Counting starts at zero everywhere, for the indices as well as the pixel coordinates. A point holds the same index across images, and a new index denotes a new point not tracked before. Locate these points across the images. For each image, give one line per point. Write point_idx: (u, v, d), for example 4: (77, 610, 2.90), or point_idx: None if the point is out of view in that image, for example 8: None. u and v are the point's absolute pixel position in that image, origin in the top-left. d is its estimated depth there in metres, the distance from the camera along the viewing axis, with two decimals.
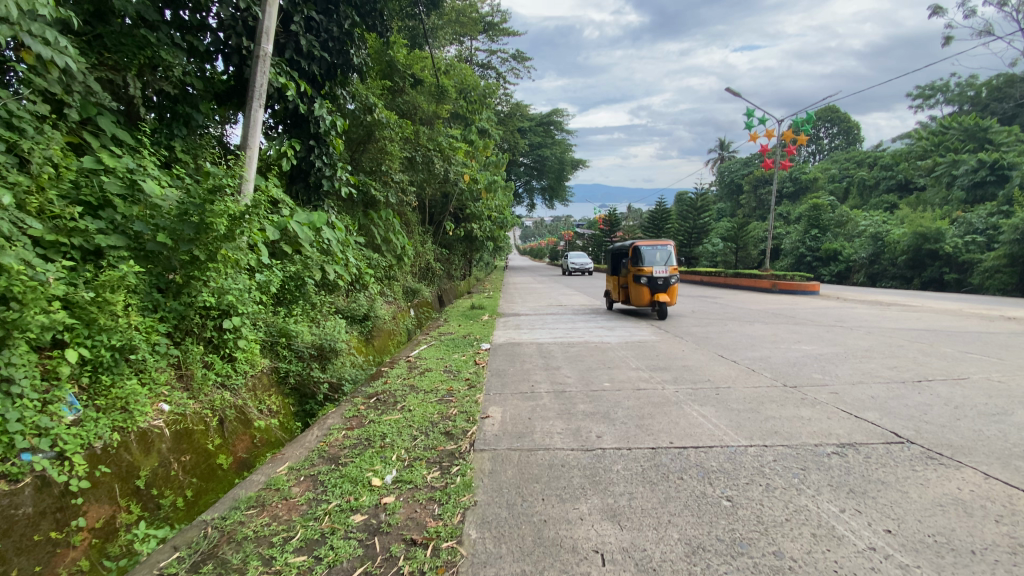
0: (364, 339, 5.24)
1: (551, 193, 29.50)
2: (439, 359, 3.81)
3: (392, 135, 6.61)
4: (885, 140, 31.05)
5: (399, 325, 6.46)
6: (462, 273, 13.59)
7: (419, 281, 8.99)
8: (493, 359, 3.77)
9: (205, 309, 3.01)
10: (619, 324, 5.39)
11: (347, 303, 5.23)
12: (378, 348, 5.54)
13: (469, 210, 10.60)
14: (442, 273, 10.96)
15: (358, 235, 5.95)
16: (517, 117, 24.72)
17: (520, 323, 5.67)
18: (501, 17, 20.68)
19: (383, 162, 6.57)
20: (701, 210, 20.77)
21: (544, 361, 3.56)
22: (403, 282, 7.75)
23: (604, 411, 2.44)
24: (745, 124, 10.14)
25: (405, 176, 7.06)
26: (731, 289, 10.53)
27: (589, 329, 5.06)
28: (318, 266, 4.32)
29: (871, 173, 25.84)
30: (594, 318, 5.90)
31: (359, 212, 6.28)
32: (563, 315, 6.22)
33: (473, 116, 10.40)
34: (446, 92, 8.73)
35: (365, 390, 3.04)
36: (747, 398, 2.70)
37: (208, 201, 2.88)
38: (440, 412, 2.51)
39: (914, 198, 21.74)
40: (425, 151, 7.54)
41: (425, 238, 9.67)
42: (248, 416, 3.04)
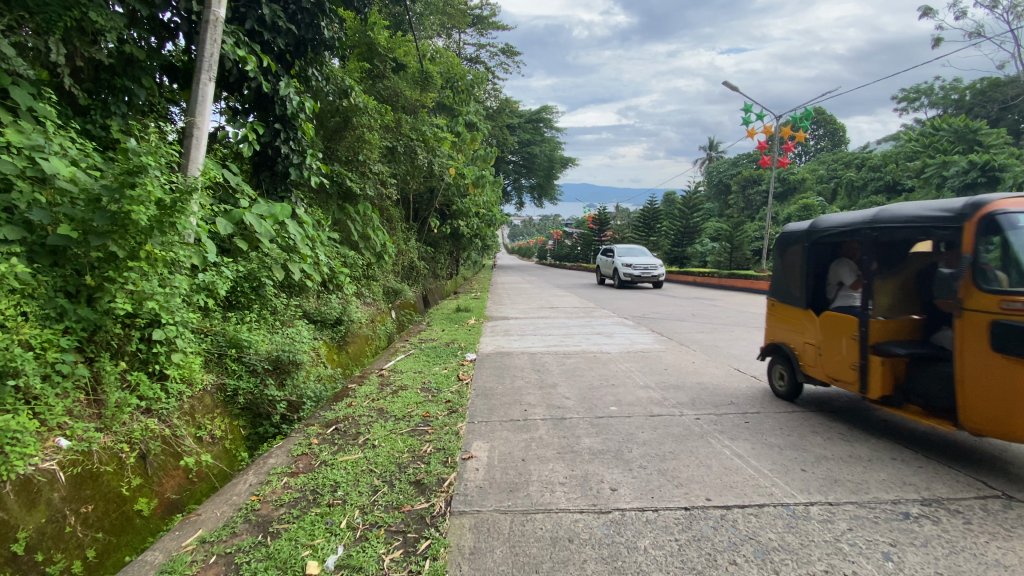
0: (335, 346, 4.73)
1: (540, 191, 29.05)
2: (416, 372, 3.30)
3: (370, 122, 6.08)
4: (872, 142, 31.18)
5: (377, 330, 5.94)
6: (448, 271, 13.06)
7: (401, 280, 8.45)
8: (479, 373, 3.27)
9: (128, 319, 2.46)
10: (617, 329, 4.93)
11: (317, 305, 4.71)
12: (351, 356, 5.01)
13: (456, 206, 10.08)
14: (426, 272, 10.41)
15: (330, 231, 5.41)
16: (506, 113, 24.20)
17: (508, 328, 5.18)
18: (489, 10, 20.14)
19: (361, 151, 6.02)
20: (693, 209, 20.46)
21: (537, 376, 3.08)
22: (383, 281, 7.21)
23: (617, 449, 1.97)
24: (744, 119, 9.75)
25: (386, 167, 6.54)
26: (725, 290, 10.15)
27: (584, 334, 4.60)
28: (278, 265, 3.79)
29: (860, 174, 25.79)
30: (589, 321, 5.43)
31: (333, 205, 5.73)
32: (555, 318, 5.75)
33: (459, 108, 9.86)
34: (432, 80, 8.21)
35: (324, 415, 2.52)
36: (783, 428, 2.26)
37: (127, 186, 2.32)
38: (410, 450, 2.01)
39: (903, 200, 21.70)
40: (407, 141, 6.99)
41: (408, 235, 9.13)
42: (180, 447, 2.51)
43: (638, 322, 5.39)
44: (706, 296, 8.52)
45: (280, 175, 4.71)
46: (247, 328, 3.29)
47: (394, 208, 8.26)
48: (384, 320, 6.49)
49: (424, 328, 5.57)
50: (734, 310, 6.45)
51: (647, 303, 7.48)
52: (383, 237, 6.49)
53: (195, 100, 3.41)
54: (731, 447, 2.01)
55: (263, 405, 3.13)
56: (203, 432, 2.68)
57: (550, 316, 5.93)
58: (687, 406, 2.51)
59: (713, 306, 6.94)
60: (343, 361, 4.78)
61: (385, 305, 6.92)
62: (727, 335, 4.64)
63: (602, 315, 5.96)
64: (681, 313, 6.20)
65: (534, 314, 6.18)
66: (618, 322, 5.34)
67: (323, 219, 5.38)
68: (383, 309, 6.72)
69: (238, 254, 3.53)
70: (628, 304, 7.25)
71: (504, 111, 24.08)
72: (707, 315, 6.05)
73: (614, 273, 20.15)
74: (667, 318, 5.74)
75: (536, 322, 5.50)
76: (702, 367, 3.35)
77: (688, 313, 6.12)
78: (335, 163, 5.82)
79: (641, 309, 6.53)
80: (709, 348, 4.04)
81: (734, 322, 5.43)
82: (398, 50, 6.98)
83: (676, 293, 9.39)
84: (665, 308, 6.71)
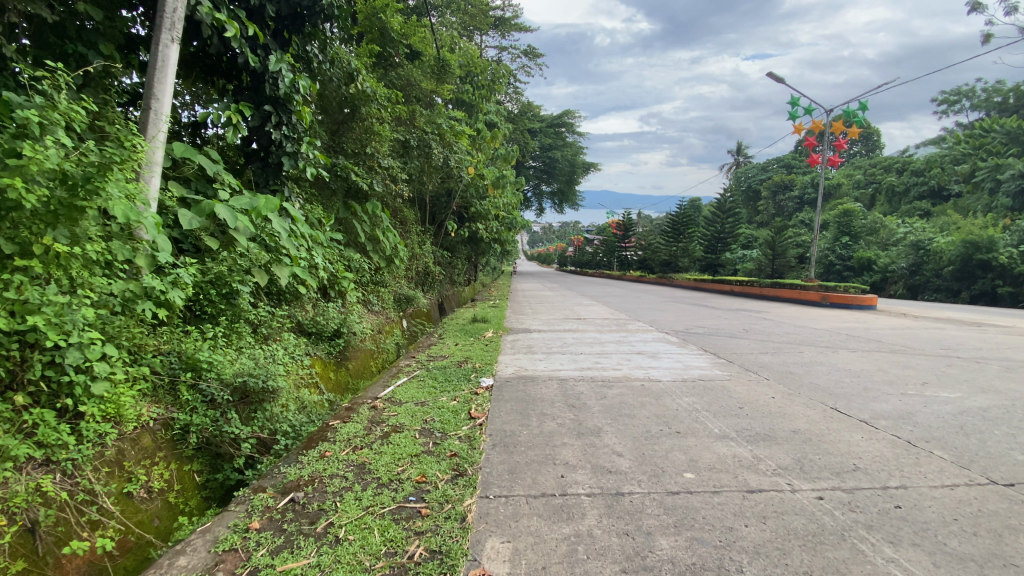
0: (333, 364, 4.09)
1: (562, 197, 28.36)
2: (418, 405, 2.60)
3: (380, 111, 5.46)
4: (912, 146, 29.67)
5: (384, 342, 5.30)
6: (467, 278, 12.44)
7: (415, 287, 7.84)
8: (498, 406, 2.56)
9: (26, 339, 1.82)
10: (660, 347, 4.17)
11: (313, 314, 4.09)
12: (351, 373, 4.35)
13: (474, 209, 9.43)
14: (443, 279, 9.77)
15: (332, 231, 4.79)
16: (527, 117, 23.65)
17: (532, 342, 4.47)
18: (511, 13, 19.65)
19: (371, 143, 5.39)
20: (724, 215, 19.44)
21: (573, 414, 2.36)
22: (395, 288, 6.57)
23: (715, 562, 1.24)
24: (790, 114, 8.84)
25: (400, 163, 5.90)
26: (768, 301, 9.22)
27: (623, 353, 3.86)
28: (257, 269, 3.15)
29: (901, 179, 24.35)
30: (625, 337, 4.69)
31: (337, 203, 5.11)
32: (586, 332, 5.00)
33: (479, 104, 9.23)
34: (449, 72, 7.59)
35: (285, 473, 1.84)
36: (956, 518, 1.49)
37: (15, 155, 1.71)
38: (391, 551, 1.31)
39: (950, 205, 20.27)
40: (421, 133, 6.28)
41: (423, 239, 8.51)
42: (95, 509, 1.86)
43: (682, 338, 4.63)
44: (750, 308, 7.65)
45: (273, 167, 4.07)
46: (210, 346, 2.66)
47: (407, 209, 7.66)
48: (394, 333, 5.85)
49: (437, 340, 4.91)
50: (790, 325, 5.60)
51: (686, 315, 6.68)
52: (396, 240, 5.86)
53: (156, 67, 2.82)
54: (897, 561, 1.27)
55: (224, 445, 2.49)
56: (134, 486, 2.05)
57: (578, 329, 5.20)
58: (792, 472, 1.77)
59: (764, 320, 6.09)
60: (340, 381, 4.13)
61: (397, 314, 6.29)
62: (796, 357, 3.84)
63: (639, 329, 5.21)
64: (729, 327, 5.39)
65: (559, 326, 5.45)
66: (659, 339, 4.58)
67: (325, 220, 4.76)
68: (394, 318, 6.10)
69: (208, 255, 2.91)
70: (665, 316, 6.46)
71: (525, 115, 23.51)
72: (761, 330, 5.23)
73: (639, 282, 19.29)
74: (715, 334, 4.96)
75: (563, 336, 4.77)
76: (787, 405, 2.58)
77: (738, 328, 5.31)
78: (341, 156, 5.18)
79: (681, 322, 5.76)
80: (782, 376, 3.25)
81: (797, 340, 4.62)
82: (413, 36, 6.35)
83: (715, 304, 8.54)
84: (709, 321, 5.90)
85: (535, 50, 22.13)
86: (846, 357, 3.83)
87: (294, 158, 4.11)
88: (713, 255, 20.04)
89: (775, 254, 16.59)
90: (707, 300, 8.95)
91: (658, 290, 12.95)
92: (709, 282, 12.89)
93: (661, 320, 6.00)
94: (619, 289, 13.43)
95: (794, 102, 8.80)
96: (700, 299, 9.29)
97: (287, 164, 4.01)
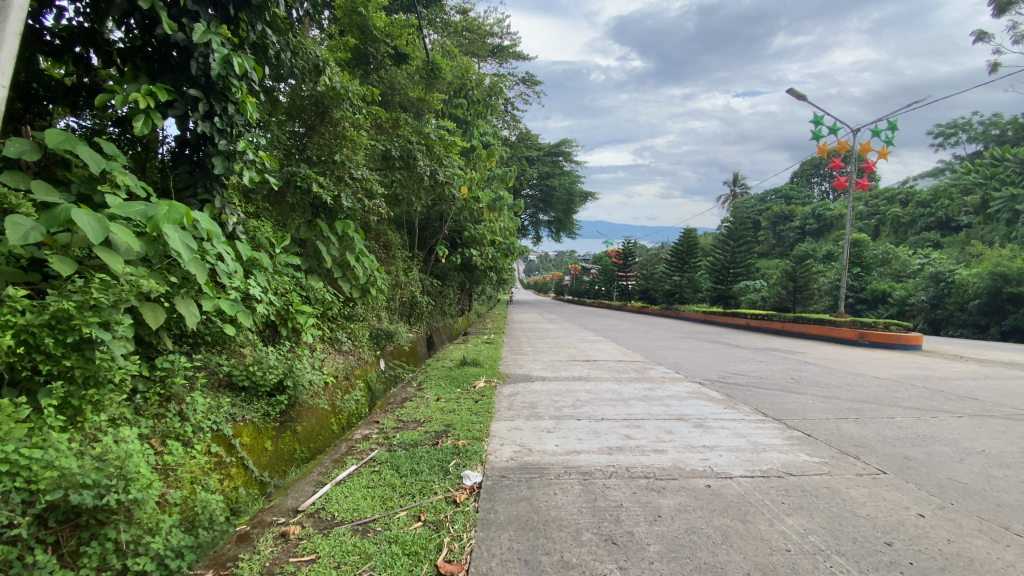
0: (273, 430, 3.09)
1: (560, 225, 27.65)
2: (356, 532, 1.62)
3: (354, 114, 4.60)
4: (913, 178, 29.31)
5: (348, 394, 4.30)
6: (459, 308, 11.42)
7: (397, 319, 6.84)
8: (489, 534, 1.57)
9: None
10: (702, 406, 3.19)
11: (247, 362, 3.11)
12: (296, 440, 3.30)
13: (468, 234, 8.54)
14: (431, 309, 8.79)
15: (284, 253, 3.81)
16: (525, 144, 23.15)
17: (535, 395, 3.48)
18: (510, 41, 19.31)
19: (343, 151, 4.49)
20: (731, 245, 18.66)
21: (619, 565, 1.38)
22: (370, 322, 5.55)
23: None
24: (815, 133, 8.05)
25: (380, 176, 5.00)
26: (793, 338, 8.27)
27: (659, 419, 2.87)
28: (139, 305, 2.15)
29: (907, 209, 23.79)
30: (651, 389, 3.70)
31: (299, 221, 4.17)
32: (600, 381, 4.02)
33: (474, 121, 8.43)
34: (441, 81, 6.80)
35: None
36: None
37: None
38: None
39: (962, 236, 19.57)
40: (405, 143, 5.33)
41: (410, 265, 7.58)
42: None
43: (725, 392, 3.66)
44: (780, 348, 6.69)
45: (202, 170, 3.11)
46: (22, 432, 1.61)
47: (391, 232, 6.76)
48: (364, 382, 4.84)
49: (414, 390, 3.92)
50: (845, 372, 4.64)
51: (711, 356, 5.72)
52: (372, 266, 4.92)
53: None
54: None
55: None
56: None
57: (589, 376, 4.22)
58: None
59: (808, 365, 5.13)
60: (280, 453, 3.12)
61: (372, 356, 5.30)
62: (891, 428, 2.88)
63: (664, 377, 4.23)
64: (773, 376, 4.43)
65: (566, 371, 4.47)
66: (696, 393, 3.61)
67: (276, 240, 3.83)
68: (367, 361, 5.09)
69: (56, 284, 1.93)
70: (688, 357, 5.49)
71: (523, 142, 22.98)
72: (815, 380, 4.25)
73: (641, 314, 18.29)
74: (761, 385, 3.99)
75: (572, 386, 3.78)
76: (957, 539, 1.62)
77: (785, 377, 4.35)
78: (305, 164, 4.25)
79: (712, 368, 4.79)
80: (897, 464, 2.29)
81: (871, 397, 3.65)
82: (400, 36, 5.52)
83: (738, 341, 7.56)
84: (744, 366, 4.93)
85: (534, 78, 21.74)
86: (957, 429, 2.88)
87: (230, 158, 3.15)
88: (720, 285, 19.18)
89: (791, 283, 15.77)
90: (726, 337, 8.01)
91: (666, 322, 12.00)
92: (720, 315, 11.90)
93: (686, 363, 5.03)
94: (623, 320, 12.50)
95: (819, 120, 8.03)
96: (718, 335, 8.35)
97: (218, 165, 3.04)
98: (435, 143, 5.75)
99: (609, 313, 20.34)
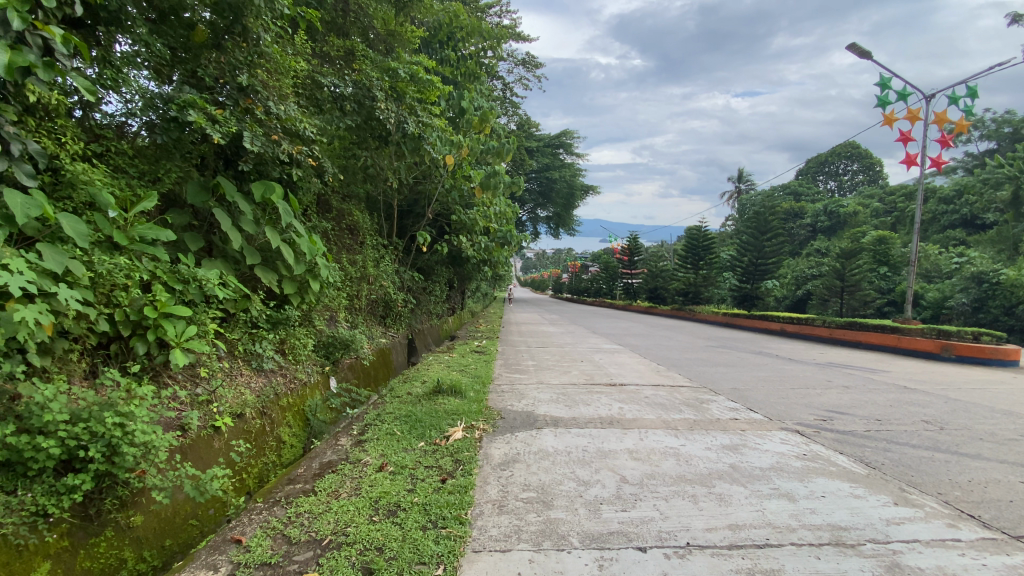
0: (59, 540, 1.69)
1: (560, 221, 26.18)
2: None
3: (277, 24, 3.11)
4: (932, 175, 27.84)
5: (258, 438, 2.92)
6: (450, 308, 9.95)
7: (360, 321, 5.36)
8: None
9: None
10: (855, 507, 1.74)
11: (14, 413, 1.70)
12: (123, 542, 1.89)
13: (455, 218, 7.06)
14: (411, 310, 7.33)
15: (137, 226, 2.40)
16: (524, 134, 21.63)
17: (546, 466, 2.01)
18: (508, 20, 17.68)
19: (257, 77, 2.98)
20: (757, 242, 17.21)
21: None
22: (315, 328, 4.11)
23: None
24: (880, 100, 6.60)
25: (320, 121, 3.49)
26: (849, 348, 6.81)
27: (802, 548, 1.42)
28: None
29: (928, 206, 22.34)
30: (735, 452, 2.24)
31: (181, 173, 2.74)
32: (645, 429, 2.55)
33: (465, 83, 6.94)
34: (419, 18, 5.29)
35: None
36: None
37: None
38: None
39: (993, 234, 18.09)
40: (361, 77, 3.81)
41: (382, 255, 6.11)
42: None
43: (859, 460, 2.21)
44: (849, 363, 5.25)
45: None
46: None
47: (355, 212, 5.64)
48: (298, 416, 3.45)
49: (344, 440, 2.52)
50: (990, 411, 3.20)
51: (773, 377, 4.28)
52: (313, 250, 3.53)
53: None
54: None
55: None
56: None
57: (624, 418, 2.75)
58: None
59: (916, 394, 3.70)
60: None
61: (318, 375, 3.92)
62: None
63: (736, 421, 2.79)
64: (893, 417, 2.99)
65: (586, 406, 3.01)
66: (814, 461, 2.16)
67: (124, 202, 2.40)
68: (307, 383, 3.70)
69: None
70: (746, 380, 4.05)
71: (522, 131, 21.46)
72: (968, 427, 2.81)
73: (650, 316, 16.88)
74: (895, 439, 2.55)
75: (603, 444, 2.32)
76: None
77: (915, 421, 2.91)
78: (191, 88, 2.76)
79: (792, 401, 3.34)
80: None
81: None
82: None
83: (788, 352, 6.11)
84: (834, 398, 3.49)
85: (534, 61, 20.15)
86: None
87: None
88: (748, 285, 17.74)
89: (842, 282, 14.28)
90: (767, 346, 6.58)
91: (684, 325, 10.53)
92: (746, 319, 10.42)
93: (751, 391, 3.59)
94: (636, 322, 11.07)
95: (886, 84, 6.59)
96: (756, 343, 6.90)
97: None
98: (406, 76, 4.07)
99: (614, 314, 18.95)
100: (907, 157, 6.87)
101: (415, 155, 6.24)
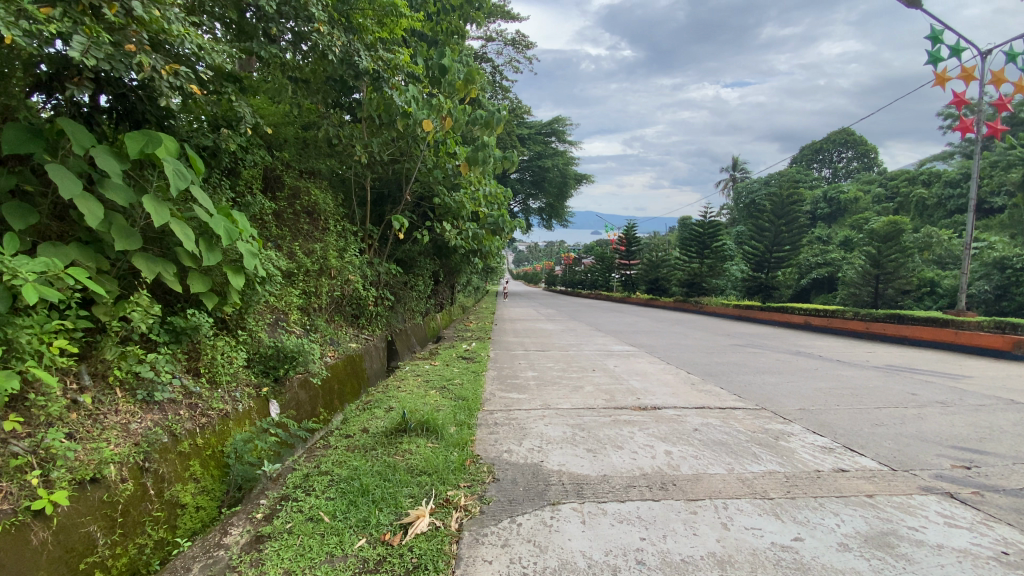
0: None
1: (553, 212, 25.24)
2: None
3: None
4: (932, 159, 27.15)
5: (130, 512, 1.99)
6: (436, 304, 8.97)
7: (320, 323, 4.37)
8: None
9: None
10: None
11: None
12: None
13: (438, 201, 6.06)
14: (389, 308, 6.34)
15: None
16: (516, 118, 20.43)
17: None
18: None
19: None
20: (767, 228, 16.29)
21: None
22: (246, 338, 3.13)
23: None
24: (931, 57, 5.69)
25: (230, 48, 2.51)
26: (893, 344, 5.94)
27: None
28: None
29: (934, 191, 21.58)
30: (898, 560, 1.33)
31: None
32: (723, 503, 1.61)
33: (448, 41, 5.92)
34: None
35: None
36: None
37: None
38: None
39: (1004, 217, 17.32)
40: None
41: (351, 244, 5.09)
42: None
43: None
44: (913, 366, 4.36)
45: None
46: None
47: (315, 191, 4.67)
48: (215, 464, 2.50)
49: (235, 538, 1.53)
50: None
51: (840, 389, 3.36)
52: (230, 230, 2.58)
53: None
54: None
55: None
56: None
57: (681, 477, 1.81)
58: None
59: None
60: None
61: (250, 402, 2.95)
62: None
63: (849, 477, 1.87)
64: None
65: (618, 452, 2.06)
66: None
67: None
68: (231, 415, 2.74)
69: None
70: (811, 397, 3.13)
71: (514, 115, 20.32)
72: None
73: (652, 309, 16.01)
74: None
75: (668, 543, 1.37)
76: None
77: None
78: None
79: (897, 433, 2.44)
80: None
81: None
82: None
83: (831, 351, 5.21)
84: (946, 425, 2.59)
85: (525, 40, 18.96)
86: None
87: None
88: (764, 274, 16.78)
89: (880, 270, 13.19)
90: (802, 344, 5.68)
91: (693, 320, 9.64)
92: (761, 311, 9.55)
93: (832, 417, 2.67)
94: (641, 317, 10.13)
95: (939, 38, 5.69)
96: (785, 341, 6.01)
97: None
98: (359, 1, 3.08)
99: (613, 307, 18.05)
100: (963, 126, 6.15)
101: (388, 123, 5.23)
